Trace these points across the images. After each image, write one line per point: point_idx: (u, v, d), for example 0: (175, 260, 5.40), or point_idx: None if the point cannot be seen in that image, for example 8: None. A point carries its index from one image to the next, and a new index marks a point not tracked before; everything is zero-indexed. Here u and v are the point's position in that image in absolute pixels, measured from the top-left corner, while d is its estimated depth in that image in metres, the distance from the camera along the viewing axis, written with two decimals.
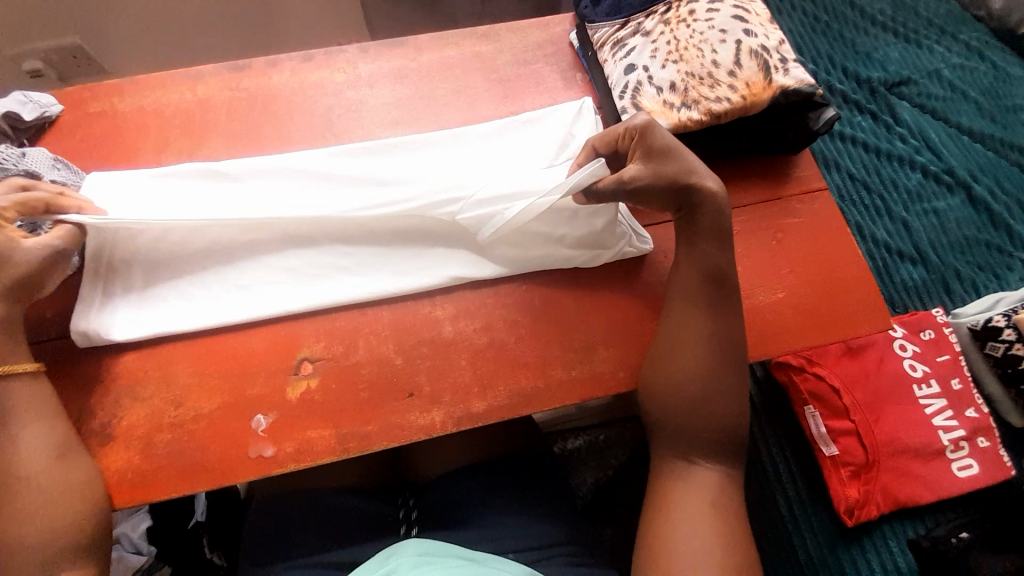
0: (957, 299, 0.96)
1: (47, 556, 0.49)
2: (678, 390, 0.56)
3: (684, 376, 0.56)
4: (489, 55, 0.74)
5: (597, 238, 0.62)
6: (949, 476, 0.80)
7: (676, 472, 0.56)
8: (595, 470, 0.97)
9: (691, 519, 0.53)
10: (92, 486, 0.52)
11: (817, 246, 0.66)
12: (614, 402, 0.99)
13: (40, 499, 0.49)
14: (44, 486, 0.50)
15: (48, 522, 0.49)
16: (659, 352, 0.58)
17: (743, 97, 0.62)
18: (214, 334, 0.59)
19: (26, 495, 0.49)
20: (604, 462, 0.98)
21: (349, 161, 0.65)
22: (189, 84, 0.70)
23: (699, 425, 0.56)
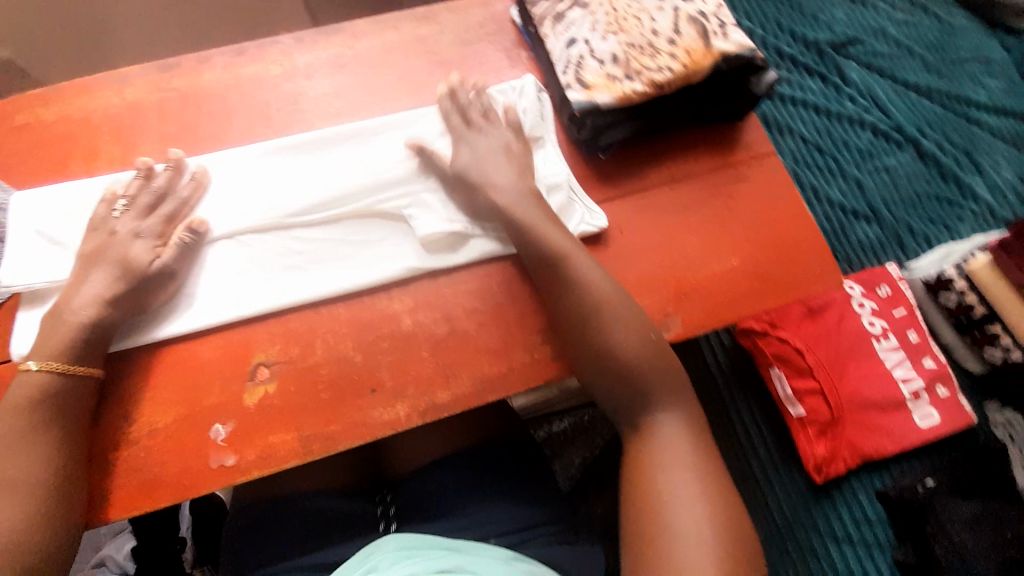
0: (911, 253, 0.99)
1: None
2: (621, 367, 0.55)
3: (624, 348, 0.55)
4: (430, 37, 0.72)
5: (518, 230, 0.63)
6: (911, 425, 0.82)
7: (640, 439, 0.54)
8: (582, 450, 1.01)
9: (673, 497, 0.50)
10: (49, 517, 0.48)
11: (768, 210, 0.67)
12: None
13: None
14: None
15: None
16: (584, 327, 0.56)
17: (684, 66, 0.62)
18: (167, 345, 0.57)
19: None
20: (591, 442, 1.02)
21: (293, 157, 0.63)
22: (114, 88, 0.66)
23: (653, 393, 0.54)
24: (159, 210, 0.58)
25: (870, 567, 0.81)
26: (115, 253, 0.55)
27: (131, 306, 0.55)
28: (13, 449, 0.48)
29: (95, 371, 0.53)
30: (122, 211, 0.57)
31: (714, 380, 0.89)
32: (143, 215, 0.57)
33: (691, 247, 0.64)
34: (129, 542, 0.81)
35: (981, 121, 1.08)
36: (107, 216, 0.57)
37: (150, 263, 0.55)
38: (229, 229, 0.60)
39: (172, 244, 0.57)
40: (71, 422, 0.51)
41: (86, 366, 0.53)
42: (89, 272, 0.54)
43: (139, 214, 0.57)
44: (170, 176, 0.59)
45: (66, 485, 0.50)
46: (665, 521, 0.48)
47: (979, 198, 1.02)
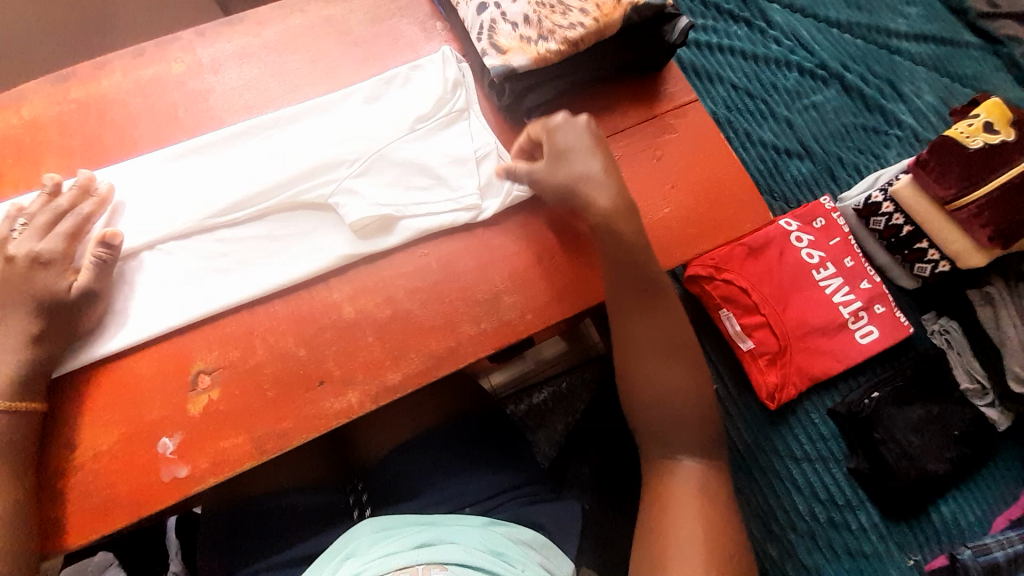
0: (843, 184, 1.02)
1: None
2: (658, 398, 0.58)
3: (667, 378, 0.58)
4: (339, 17, 0.69)
5: (455, 202, 0.62)
6: (854, 345, 0.87)
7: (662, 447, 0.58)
8: (563, 416, 1.02)
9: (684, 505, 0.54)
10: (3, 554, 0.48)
11: (696, 155, 0.67)
12: (569, 348, 1.03)
13: None
14: None
15: None
16: (634, 359, 0.59)
17: (595, 20, 0.61)
18: (101, 368, 0.55)
19: None
20: (572, 409, 1.03)
21: (211, 157, 0.62)
22: (10, 106, 0.62)
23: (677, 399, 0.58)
24: (60, 228, 0.55)
25: (827, 479, 0.87)
26: (28, 283, 0.52)
27: (67, 330, 0.53)
28: None
29: (34, 403, 0.51)
30: (20, 233, 0.54)
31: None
32: (48, 235, 0.54)
33: None
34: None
35: (901, 49, 1.11)
36: (8, 240, 0.54)
37: (67, 288, 0.53)
38: (148, 238, 0.58)
39: (89, 265, 0.54)
40: (13, 458, 0.49)
41: (19, 400, 0.51)
42: (8, 305, 0.52)
43: (38, 232, 0.54)
44: (76, 193, 0.57)
45: (11, 522, 0.48)
46: (668, 530, 0.52)
47: (903, 124, 1.06)
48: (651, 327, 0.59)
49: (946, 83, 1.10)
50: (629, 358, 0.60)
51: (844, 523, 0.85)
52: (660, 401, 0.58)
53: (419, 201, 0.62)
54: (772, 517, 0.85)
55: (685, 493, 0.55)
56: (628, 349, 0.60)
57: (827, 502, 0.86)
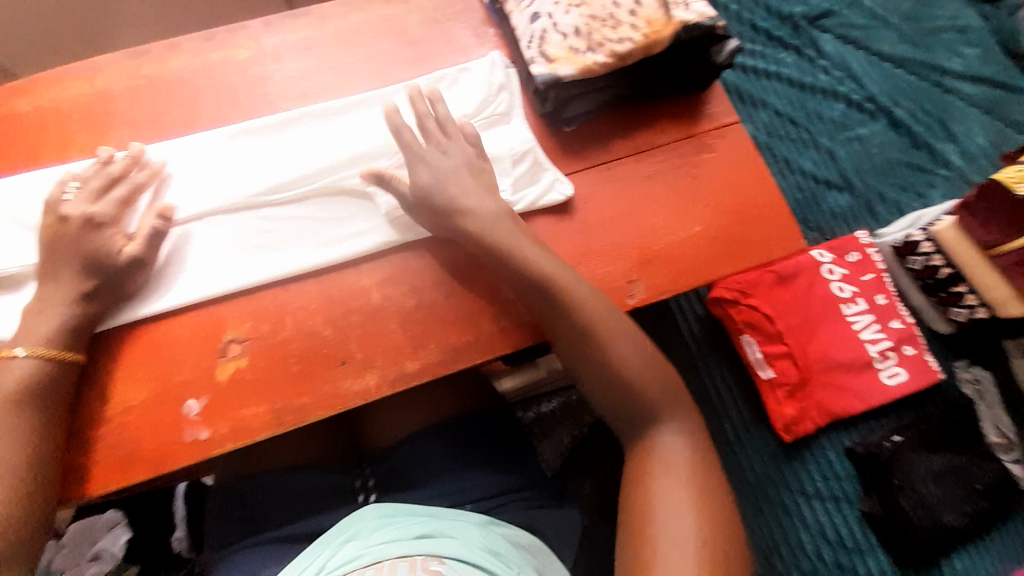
0: (882, 221, 1.00)
1: None
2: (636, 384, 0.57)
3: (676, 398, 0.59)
4: (397, 17, 0.72)
5: None
6: (879, 385, 0.85)
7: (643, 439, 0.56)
8: (570, 428, 1.01)
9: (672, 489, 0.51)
10: (31, 496, 0.50)
11: (732, 177, 0.67)
12: None
13: None
14: None
15: None
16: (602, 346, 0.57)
17: (645, 36, 0.61)
18: (140, 328, 0.58)
19: None
20: (580, 420, 1.02)
21: (263, 139, 0.65)
22: (84, 76, 0.66)
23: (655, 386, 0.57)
24: (113, 195, 0.58)
25: (838, 519, 0.85)
26: (77, 240, 0.55)
27: (111, 292, 0.57)
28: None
29: (77, 356, 0.54)
30: (76, 195, 0.57)
31: (692, 355, 0.90)
32: (99, 199, 0.58)
33: (656, 214, 0.65)
34: (125, 534, 0.80)
35: (955, 89, 1.08)
36: (58, 200, 0.57)
37: (118, 251, 0.56)
38: (198, 210, 0.61)
39: (141, 235, 0.57)
40: (50, 406, 0.52)
41: (62, 352, 0.54)
42: (60, 261, 0.55)
43: (91, 197, 0.57)
44: (128, 163, 0.60)
45: (41, 467, 0.51)
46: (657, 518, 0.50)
47: (951, 165, 1.03)
48: (639, 353, 0.57)
49: (1000, 127, 1.07)
50: (608, 389, 0.57)
51: (852, 567, 0.83)
52: (660, 413, 0.56)
53: None
54: (776, 551, 0.83)
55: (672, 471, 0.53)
56: (608, 376, 0.57)
57: (836, 543, 0.84)
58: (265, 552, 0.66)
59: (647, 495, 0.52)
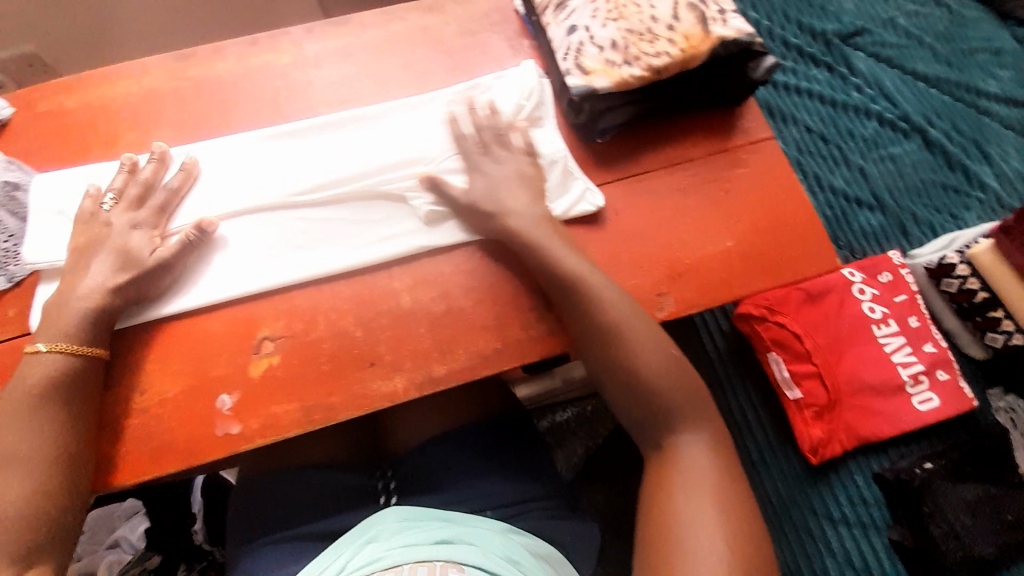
0: (914, 242, 0.98)
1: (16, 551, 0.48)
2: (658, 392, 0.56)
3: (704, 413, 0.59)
4: (435, 27, 0.74)
5: None
6: (910, 410, 0.83)
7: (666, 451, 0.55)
8: (584, 441, 1.01)
9: (696, 504, 0.50)
10: (58, 486, 0.51)
11: (766, 193, 0.66)
12: None
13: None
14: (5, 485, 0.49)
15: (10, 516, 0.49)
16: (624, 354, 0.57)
17: (682, 51, 0.61)
18: (178, 321, 0.60)
19: None
20: (594, 433, 1.02)
21: (302, 142, 0.66)
22: (135, 77, 0.69)
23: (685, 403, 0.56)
24: (151, 202, 0.61)
25: (865, 546, 0.82)
26: (115, 240, 0.58)
27: (139, 289, 0.58)
28: (23, 425, 0.51)
29: (100, 351, 0.56)
30: (115, 205, 0.60)
31: (716, 372, 0.89)
32: (135, 206, 0.61)
33: (687, 227, 0.64)
34: (143, 523, 0.81)
35: (991, 111, 1.06)
36: (94, 210, 0.60)
37: (149, 254, 0.58)
38: (237, 209, 0.63)
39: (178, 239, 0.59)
40: (74, 401, 0.53)
41: (87, 347, 0.55)
42: (96, 258, 0.58)
43: (130, 205, 0.60)
44: (155, 168, 0.63)
45: (67, 458, 0.52)
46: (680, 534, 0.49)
47: (986, 188, 1.01)
48: (666, 366, 0.57)
49: None
50: (634, 401, 0.56)
51: None
52: (687, 428, 0.55)
53: None
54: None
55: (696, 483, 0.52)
56: (633, 388, 0.57)
57: (862, 570, 0.81)
58: (287, 550, 0.67)
59: (668, 507, 0.51)
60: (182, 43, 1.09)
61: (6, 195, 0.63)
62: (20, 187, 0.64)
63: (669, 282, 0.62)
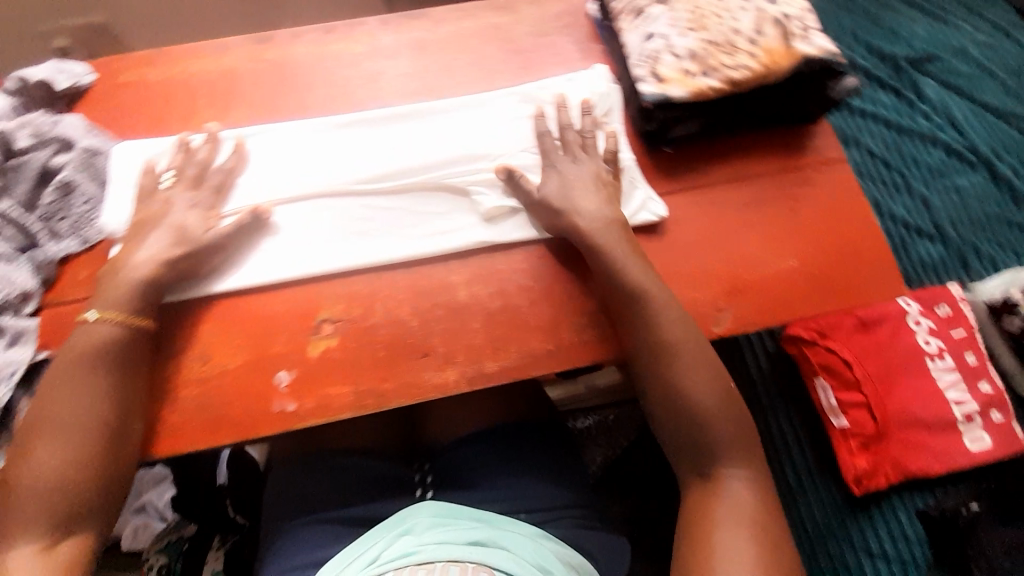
0: (977, 276, 0.95)
1: (71, 511, 0.50)
2: (699, 410, 0.55)
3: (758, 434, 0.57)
4: (507, 26, 0.74)
5: None
6: (961, 449, 0.80)
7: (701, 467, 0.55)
8: (603, 449, 0.98)
9: (734, 525, 0.50)
10: (110, 449, 0.52)
11: (834, 215, 0.65)
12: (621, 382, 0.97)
13: (55, 458, 0.50)
14: (61, 446, 0.51)
15: (65, 477, 0.50)
16: (665, 368, 0.57)
17: (762, 66, 0.61)
18: (240, 296, 0.61)
19: (46, 453, 0.50)
20: (614, 443, 0.99)
21: (371, 130, 0.67)
22: (214, 56, 0.71)
23: (724, 422, 0.55)
24: (208, 183, 0.63)
25: None
26: (173, 217, 0.60)
27: (192, 264, 0.60)
28: (77, 389, 0.53)
29: (144, 321, 0.56)
30: (174, 183, 0.62)
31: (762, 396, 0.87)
32: (195, 186, 0.63)
33: (750, 244, 0.63)
34: (169, 491, 0.83)
35: None
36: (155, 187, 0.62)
37: (204, 232, 0.60)
38: (306, 192, 0.64)
39: (231, 223, 0.61)
40: (123, 368, 0.54)
41: (129, 317, 0.56)
42: (155, 232, 0.59)
43: (188, 184, 0.62)
44: (209, 149, 0.64)
45: (116, 424, 0.53)
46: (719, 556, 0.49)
47: None
48: (710, 388, 0.56)
49: None
50: (670, 415, 0.56)
51: None
52: (723, 446, 0.55)
53: None
54: None
55: (735, 504, 0.52)
56: (670, 402, 0.56)
57: None
58: (323, 531, 0.67)
59: (706, 526, 0.51)
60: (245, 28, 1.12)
61: (86, 160, 0.64)
62: (99, 153, 0.65)
63: (732, 297, 0.61)
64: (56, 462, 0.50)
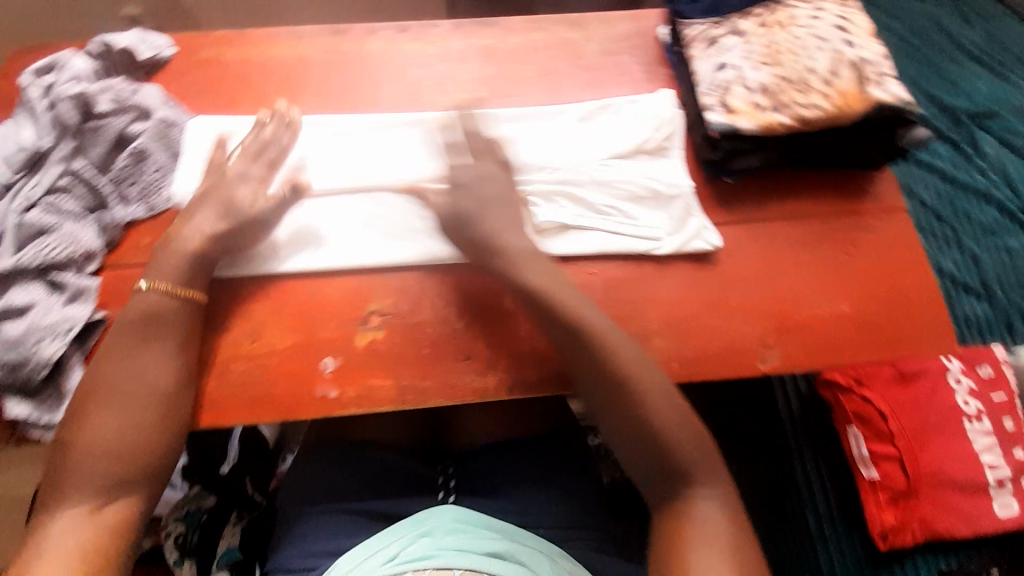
0: (1022, 340, 0.93)
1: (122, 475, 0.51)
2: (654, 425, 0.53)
3: None
4: (577, 42, 0.75)
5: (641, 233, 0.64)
6: (990, 514, 0.77)
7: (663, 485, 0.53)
8: (610, 469, 0.92)
9: (709, 545, 0.49)
10: (165, 421, 0.54)
11: (891, 265, 0.64)
12: None
13: (113, 424, 0.52)
14: (119, 414, 0.53)
15: (122, 444, 0.52)
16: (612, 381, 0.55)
17: (835, 107, 0.61)
18: (293, 279, 0.62)
19: (104, 417, 0.52)
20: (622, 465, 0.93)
21: (435, 131, 0.68)
22: (291, 44, 0.73)
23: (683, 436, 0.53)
24: (265, 156, 0.64)
25: None
26: (229, 186, 0.62)
27: (241, 237, 0.61)
28: (133, 357, 0.55)
29: (196, 295, 0.58)
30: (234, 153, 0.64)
31: (748, 438, 0.91)
32: (255, 158, 0.64)
33: (802, 283, 0.63)
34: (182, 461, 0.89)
35: None
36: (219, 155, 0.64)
37: (253, 206, 0.61)
38: (366, 185, 0.65)
39: (275, 195, 0.63)
40: (177, 340, 0.56)
41: (186, 290, 0.57)
42: (208, 201, 0.61)
43: (247, 156, 0.63)
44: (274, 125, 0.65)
45: (169, 395, 0.55)
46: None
47: None
48: (669, 402, 0.54)
49: None
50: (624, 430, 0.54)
51: None
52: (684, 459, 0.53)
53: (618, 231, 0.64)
54: None
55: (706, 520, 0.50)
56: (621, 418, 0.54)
57: None
58: (344, 519, 0.68)
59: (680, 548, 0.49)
60: (311, 19, 1.15)
61: (161, 130, 0.66)
62: (174, 125, 0.67)
63: (783, 336, 0.61)
64: (112, 429, 0.52)
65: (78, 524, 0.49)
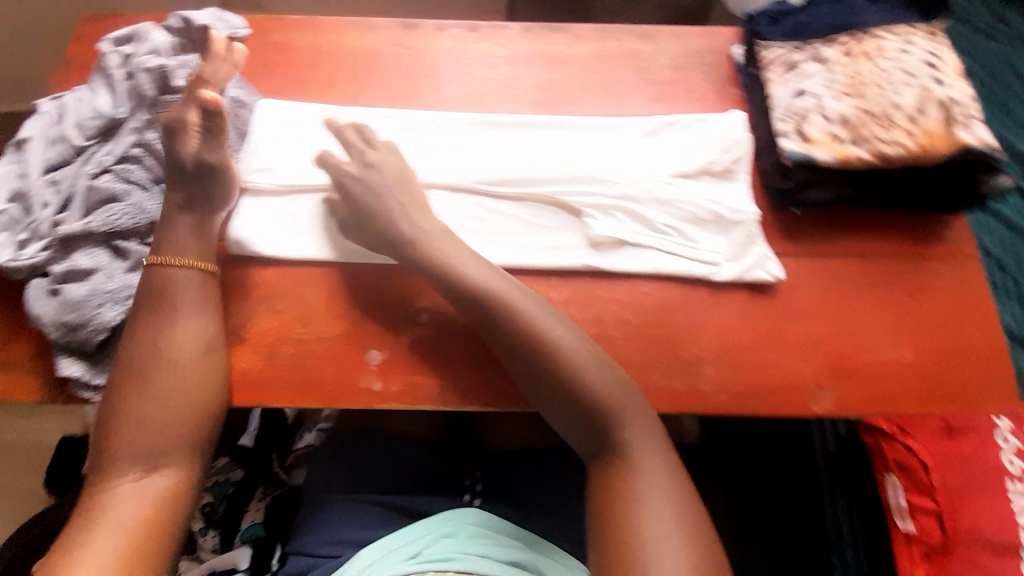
0: None
1: (163, 446, 0.53)
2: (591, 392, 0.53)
3: None
4: (647, 54, 0.74)
5: (699, 257, 0.62)
6: None
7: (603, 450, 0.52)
8: None
9: (657, 507, 0.48)
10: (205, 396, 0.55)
11: (960, 314, 0.62)
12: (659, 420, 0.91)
13: (153, 399, 0.53)
14: (159, 389, 0.54)
15: (166, 418, 0.53)
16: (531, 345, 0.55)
17: (918, 145, 0.59)
18: (345, 268, 0.62)
19: (145, 394, 0.54)
20: None
21: (497, 133, 0.68)
22: (360, 34, 0.73)
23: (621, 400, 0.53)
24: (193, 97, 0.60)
25: None
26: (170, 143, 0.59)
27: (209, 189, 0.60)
28: (161, 332, 0.56)
29: (207, 266, 0.59)
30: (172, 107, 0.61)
31: (748, 457, 0.90)
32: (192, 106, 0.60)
33: (863, 325, 0.61)
34: None
35: None
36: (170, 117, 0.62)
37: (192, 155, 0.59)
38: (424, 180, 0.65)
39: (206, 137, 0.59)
40: (198, 313, 0.57)
41: (202, 262, 0.59)
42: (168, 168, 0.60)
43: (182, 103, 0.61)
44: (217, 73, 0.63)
45: (202, 370, 0.55)
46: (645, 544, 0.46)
47: None
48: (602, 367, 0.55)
49: None
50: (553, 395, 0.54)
51: None
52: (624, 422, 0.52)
53: (674, 251, 0.63)
54: None
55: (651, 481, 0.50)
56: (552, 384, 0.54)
57: None
58: (369, 510, 0.69)
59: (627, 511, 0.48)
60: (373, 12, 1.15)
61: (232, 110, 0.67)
62: (244, 105, 0.68)
63: (840, 377, 0.59)
64: (151, 404, 0.53)
65: (131, 492, 0.51)
